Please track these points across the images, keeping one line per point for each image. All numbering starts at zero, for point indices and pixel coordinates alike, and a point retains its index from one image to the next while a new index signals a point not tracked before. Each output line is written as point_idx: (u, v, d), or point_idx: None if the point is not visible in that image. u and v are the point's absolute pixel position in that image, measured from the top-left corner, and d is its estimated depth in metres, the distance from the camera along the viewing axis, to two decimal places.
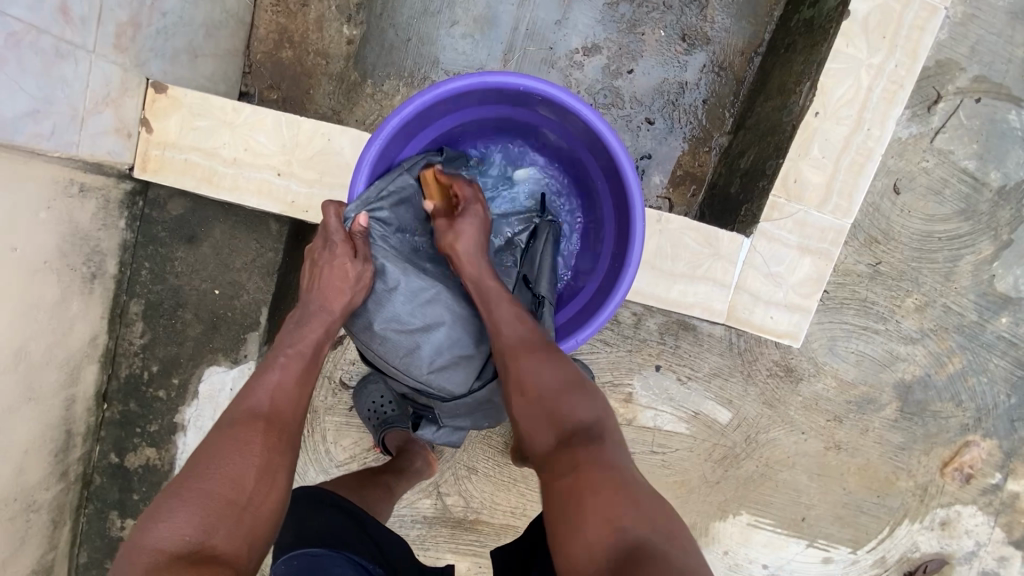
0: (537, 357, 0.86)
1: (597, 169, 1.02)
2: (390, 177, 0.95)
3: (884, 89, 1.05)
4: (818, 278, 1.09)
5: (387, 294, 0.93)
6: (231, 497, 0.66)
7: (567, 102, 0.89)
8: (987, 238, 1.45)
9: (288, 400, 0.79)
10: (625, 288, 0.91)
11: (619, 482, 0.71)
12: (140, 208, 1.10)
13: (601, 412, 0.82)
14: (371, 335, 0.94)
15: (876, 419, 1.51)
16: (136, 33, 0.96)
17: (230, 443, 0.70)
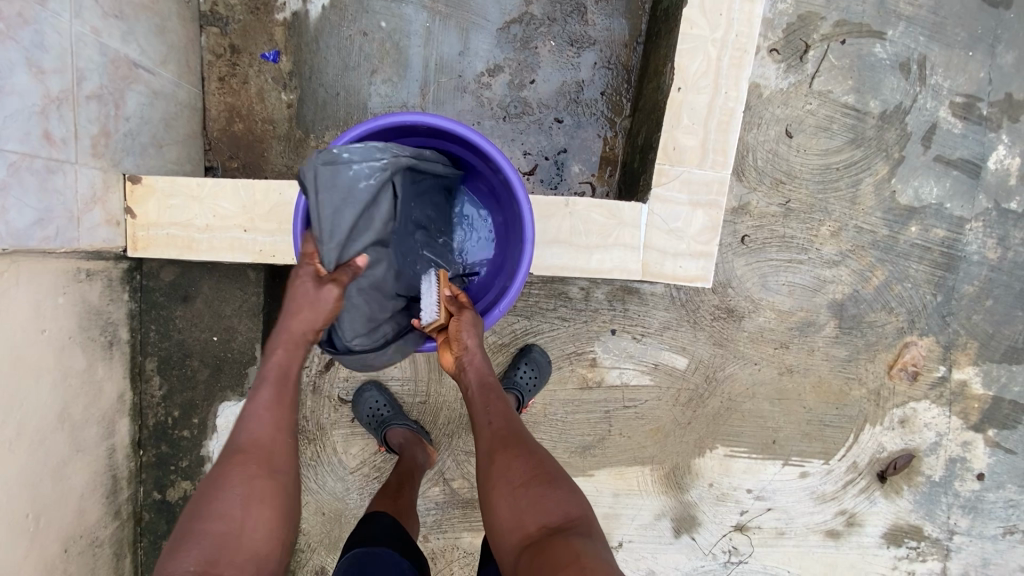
0: (521, 452, 1.01)
1: (494, 176, 1.21)
2: (416, 156, 1.10)
3: (732, 57, 1.23)
4: (713, 225, 1.27)
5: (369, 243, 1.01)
6: (229, 536, 0.79)
7: (445, 126, 1.08)
8: (880, 159, 1.61)
9: (263, 429, 0.88)
10: (525, 266, 1.08)
11: (611, 569, 0.83)
12: (138, 280, 1.31)
13: (581, 506, 0.95)
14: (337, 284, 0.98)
15: (819, 338, 1.67)
16: (108, 140, 1.17)
17: (225, 488, 0.82)
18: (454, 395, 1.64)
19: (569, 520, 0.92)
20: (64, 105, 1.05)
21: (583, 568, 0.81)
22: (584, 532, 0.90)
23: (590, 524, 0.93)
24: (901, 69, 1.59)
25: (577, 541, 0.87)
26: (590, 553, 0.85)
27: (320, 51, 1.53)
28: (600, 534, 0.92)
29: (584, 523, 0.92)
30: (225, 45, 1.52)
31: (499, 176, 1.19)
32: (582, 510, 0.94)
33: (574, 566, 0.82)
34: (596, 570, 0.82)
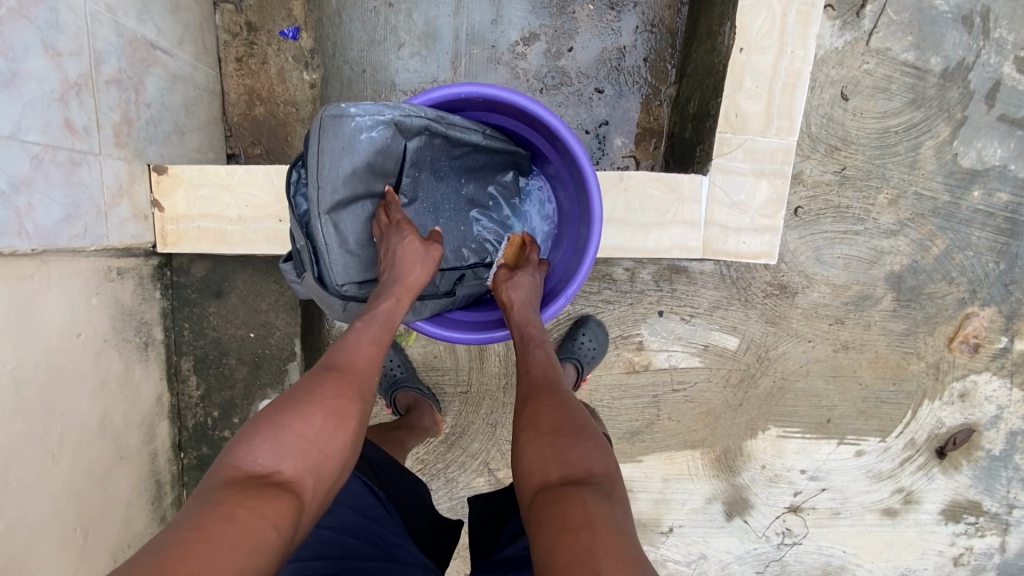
0: (552, 397, 0.91)
1: (555, 153, 1.14)
2: (444, 115, 0.99)
3: (798, 12, 1.13)
4: (779, 196, 1.19)
5: (360, 200, 0.97)
6: (306, 440, 0.74)
7: (507, 98, 1.01)
8: (942, 120, 1.51)
9: (364, 359, 0.86)
10: (594, 248, 1.05)
11: (632, 556, 0.68)
12: (169, 277, 1.24)
13: (609, 470, 0.81)
14: (328, 244, 0.96)
15: (876, 312, 1.59)
16: (130, 128, 1.09)
17: (313, 392, 0.79)
18: (496, 384, 1.57)
19: (591, 476, 0.79)
20: (85, 91, 0.97)
21: (596, 534, 0.69)
22: (610, 493, 0.77)
23: (617, 486, 0.80)
24: (964, 23, 1.48)
25: (595, 498, 0.75)
26: (610, 518, 0.72)
27: (343, 26, 1.43)
28: (625, 498, 0.79)
29: (609, 483, 0.79)
30: (241, 23, 1.43)
31: (561, 153, 1.12)
32: (609, 468, 0.81)
33: (587, 530, 0.69)
34: (610, 540, 0.69)
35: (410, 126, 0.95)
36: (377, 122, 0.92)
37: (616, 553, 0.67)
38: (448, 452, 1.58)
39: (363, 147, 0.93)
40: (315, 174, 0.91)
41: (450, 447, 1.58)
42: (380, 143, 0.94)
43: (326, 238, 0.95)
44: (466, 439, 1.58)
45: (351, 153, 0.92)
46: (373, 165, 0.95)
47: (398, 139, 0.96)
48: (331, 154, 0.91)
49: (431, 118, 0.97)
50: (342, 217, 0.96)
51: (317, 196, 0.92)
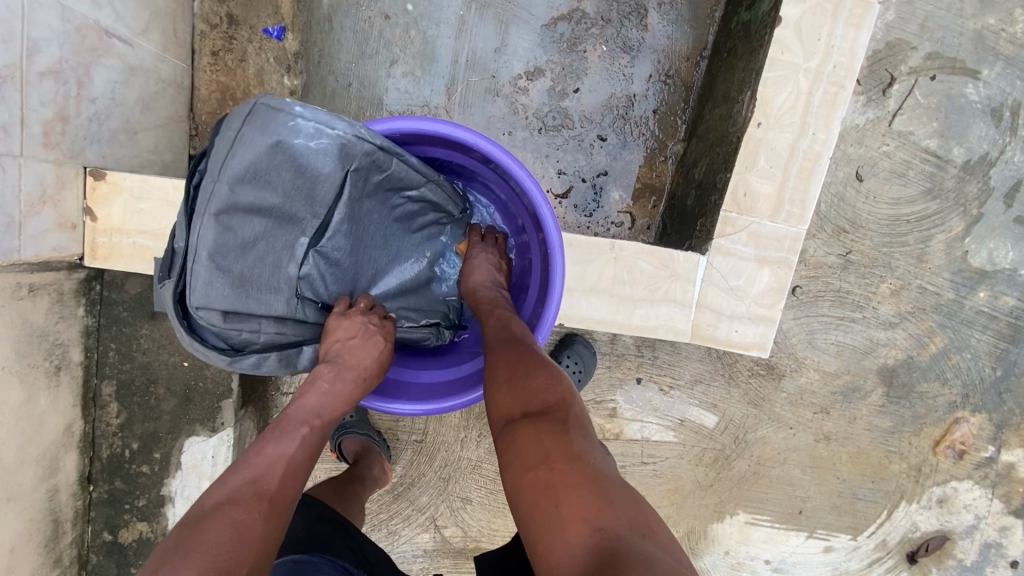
0: (513, 345, 0.87)
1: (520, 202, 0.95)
2: (395, 149, 0.79)
3: (825, 92, 1.03)
4: (779, 287, 1.09)
5: (263, 210, 0.70)
6: None
7: (462, 139, 0.80)
8: (956, 214, 1.42)
9: (298, 477, 0.71)
10: (559, 278, 0.87)
11: (592, 474, 0.69)
12: (97, 292, 1.11)
13: (565, 394, 0.79)
14: (196, 245, 0.66)
15: (863, 405, 1.51)
16: (65, 126, 0.96)
17: (221, 531, 0.61)
18: (454, 437, 1.46)
19: (549, 408, 0.77)
20: (9, 84, 0.84)
21: (566, 473, 0.69)
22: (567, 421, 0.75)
23: (574, 409, 0.77)
24: (993, 116, 1.38)
25: (553, 433, 0.73)
26: (568, 450, 0.71)
27: (333, 32, 1.31)
28: (587, 422, 0.77)
29: (568, 410, 0.76)
30: (221, 14, 1.29)
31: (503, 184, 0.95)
32: (563, 397, 0.78)
33: (553, 477, 0.69)
34: (573, 474, 0.68)
35: (357, 150, 0.74)
36: (323, 133, 0.70)
37: (577, 484, 0.67)
38: (394, 502, 1.46)
39: (295, 155, 0.70)
40: (218, 163, 0.66)
41: (396, 497, 1.46)
42: (317, 156, 0.71)
43: (201, 244, 0.66)
44: (415, 491, 1.46)
45: (273, 154, 0.68)
46: (302, 177, 0.71)
47: (339, 161, 0.73)
48: (253, 150, 0.66)
49: (384, 146, 0.77)
50: (229, 223, 0.68)
51: (215, 189, 0.66)
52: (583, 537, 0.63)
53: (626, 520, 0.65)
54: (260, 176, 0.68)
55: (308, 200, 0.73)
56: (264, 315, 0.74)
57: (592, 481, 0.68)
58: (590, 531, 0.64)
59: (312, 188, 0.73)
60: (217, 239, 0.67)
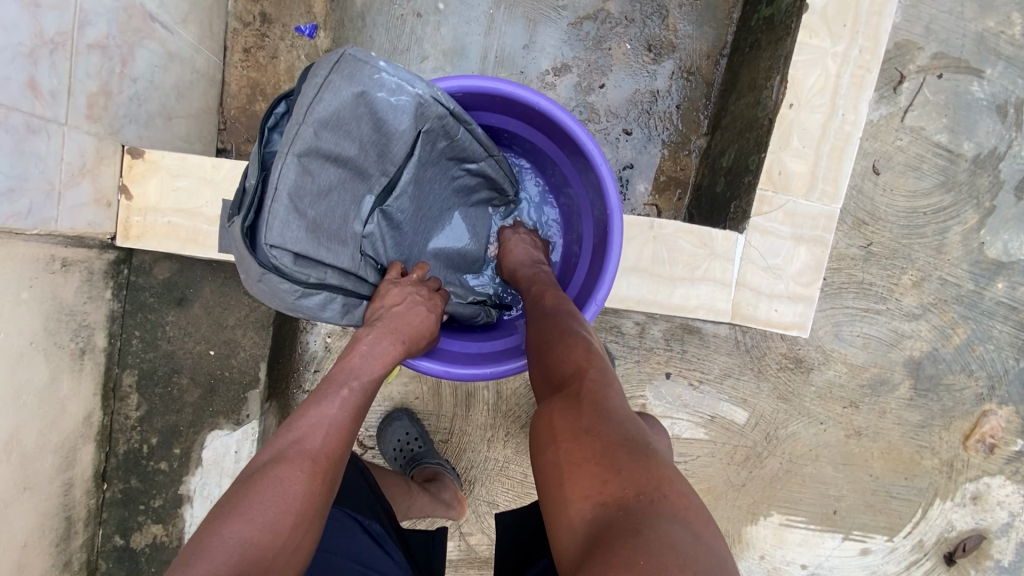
0: (540, 321, 0.86)
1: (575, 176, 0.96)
2: (465, 116, 0.82)
3: (853, 75, 1.07)
4: (817, 266, 1.10)
5: (340, 159, 0.72)
6: (265, 545, 0.59)
7: (529, 100, 0.84)
8: (970, 207, 1.46)
9: (343, 439, 0.69)
10: (620, 234, 0.88)
11: (602, 446, 0.64)
12: (125, 276, 1.07)
13: (583, 363, 0.75)
14: (280, 187, 0.66)
15: (892, 399, 1.50)
16: (108, 102, 0.95)
17: (265, 494, 0.61)
18: (481, 436, 1.41)
19: (567, 380, 0.74)
20: (60, 51, 0.84)
21: (574, 447, 0.66)
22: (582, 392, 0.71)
23: (591, 378, 0.73)
24: (999, 112, 1.44)
25: (566, 406, 0.70)
26: (581, 423, 0.67)
27: (365, 30, 1.34)
28: (612, 390, 0.72)
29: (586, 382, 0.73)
30: (255, 12, 1.32)
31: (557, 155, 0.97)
32: (583, 366, 0.75)
33: (563, 453, 0.66)
34: (581, 446, 0.65)
35: (433, 111, 0.77)
36: (405, 91, 0.73)
37: (586, 457, 0.64)
38: None
39: (375, 107, 0.72)
40: (304, 105, 0.66)
41: None
42: (395, 112, 0.74)
43: (284, 182, 0.66)
44: None
45: (356, 105, 0.70)
46: (379, 131, 0.74)
47: (414, 120, 0.76)
48: (337, 95, 0.68)
49: (456, 112, 0.79)
50: (311, 169, 0.69)
51: (300, 129, 0.66)
52: (583, 513, 0.60)
53: (638, 491, 0.60)
54: (341, 123, 0.70)
55: (380, 155, 0.77)
56: (332, 264, 0.74)
57: (603, 452, 0.63)
58: (592, 507, 0.60)
59: (385, 143, 0.76)
60: (297, 180, 0.68)
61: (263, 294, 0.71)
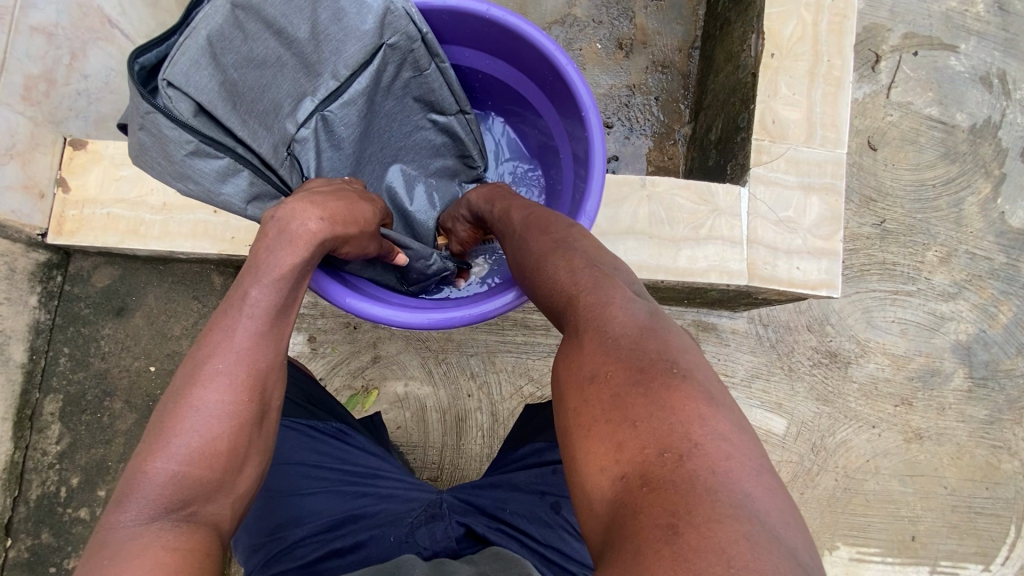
0: (526, 245, 0.70)
1: (545, 101, 0.92)
2: (438, 52, 0.86)
3: (831, 22, 1.04)
4: (833, 216, 0.99)
5: (281, 34, 0.74)
6: (197, 467, 0.51)
7: (477, 12, 0.80)
8: (980, 176, 1.38)
9: (275, 338, 0.58)
10: (598, 136, 0.79)
11: (613, 393, 0.47)
12: (58, 285, 0.95)
13: (574, 289, 0.58)
14: (209, 16, 0.68)
15: (948, 392, 1.30)
16: (50, 89, 0.90)
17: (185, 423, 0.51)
18: (477, 469, 1.19)
19: (568, 305, 0.58)
20: None
21: (582, 401, 0.49)
22: (584, 315, 0.55)
23: (584, 302, 0.56)
24: (983, 83, 1.42)
25: (567, 347, 0.54)
26: (581, 374, 0.50)
27: None
28: (622, 307, 0.54)
29: (595, 310, 0.54)
30: None
31: (534, 88, 0.92)
32: (574, 291, 0.58)
33: (573, 408, 0.49)
34: (589, 395, 0.48)
35: (395, 24, 0.80)
36: None
37: (599, 413, 0.46)
38: None
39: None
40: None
41: None
42: (353, 6, 0.77)
43: (207, 22, 0.67)
44: None
45: None
46: (331, 21, 0.77)
47: (378, 25, 0.79)
48: None
49: (428, 39, 0.83)
50: (246, 25, 0.71)
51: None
52: (605, 480, 0.44)
53: (665, 450, 0.42)
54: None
55: (332, 52, 0.79)
56: (241, 137, 0.73)
57: (614, 402, 0.46)
58: (611, 482, 0.43)
59: (339, 40, 0.78)
60: (224, 26, 0.69)
61: (142, 145, 0.67)
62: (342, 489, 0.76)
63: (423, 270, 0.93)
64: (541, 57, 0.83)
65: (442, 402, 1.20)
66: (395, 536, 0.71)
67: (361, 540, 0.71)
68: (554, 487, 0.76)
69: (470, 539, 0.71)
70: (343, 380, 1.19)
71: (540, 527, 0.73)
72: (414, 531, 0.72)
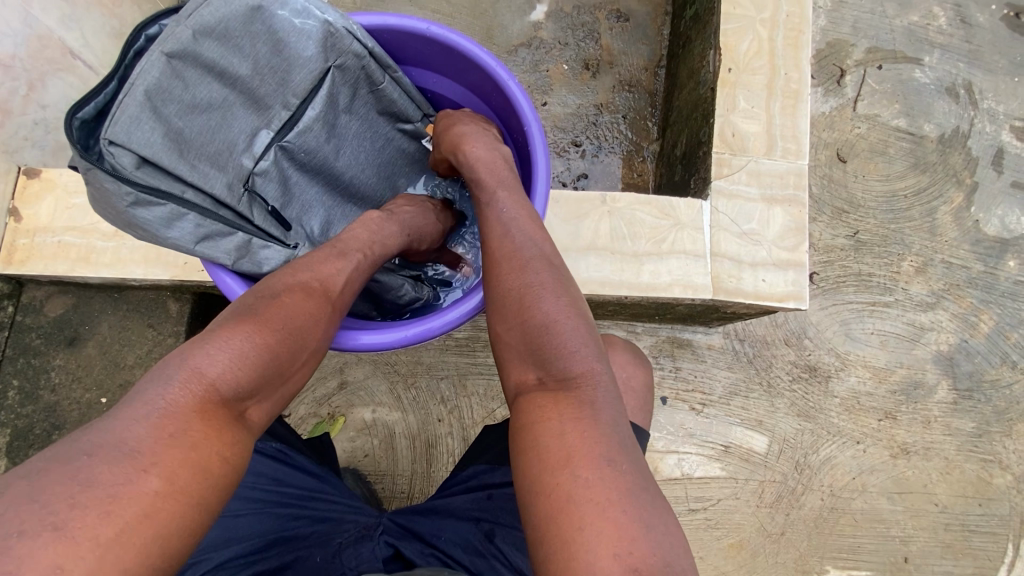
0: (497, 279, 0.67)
1: (495, 117, 0.91)
2: (389, 63, 0.85)
3: (786, 37, 1.05)
4: (798, 226, 0.98)
5: (224, 73, 0.73)
6: (287, 357, 0.57)
7: (419, 30, 0.80)
8: (952, 186, 1.38)
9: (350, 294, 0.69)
10: (542, 149, 0.78)
11: (611, 477, 0.48)
12: (9, 315, 0.94)
13: (571, 348, 0.57)
14: (147, 69, 0.66)
15: (933, 405, 1.27)
16: (5, 118, 0.90)
17: (259, 328, 0.54)
18: None
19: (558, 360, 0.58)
20: None
21: (550, 469, 0.49)
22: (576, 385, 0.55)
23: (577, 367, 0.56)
24: (950, 94, 1.42)
25: (564, 412, 0.53)
26: (582, 451, 0.50)
27: None
28: (606, 385, 0.56)
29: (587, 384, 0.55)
30: None
31: (485, 106, 0.91)
32: (568, 348, 0.57)
33: (538, 474, 0.50)
34: (591, 479, 0.48)
35: (341, 44, 0.79)
36: (311, 16, 0.76)
37: (599, 502, 0.46)
38: None
39: (275, 26, 0.74)
40: (190, 10, 0.68)
41: None
42: (297, 35, 0.76)
43: (144, 77, 0.66)
44: None
45: (253, 19, 0.72)
46: (274, 52, 0.76)
47: (321, 49, 0.78)
48: (229, 3, 0.70)
49: (376, 53, 0.83)
50: (184, 72, 0.69)
51: (176, 30, 0.67)
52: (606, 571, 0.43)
53: (624, 505, 0.46)
54: (230, 36, 0.71)
55: (279, 82, 0.78)
56: (191, 181, 0.71)
57: (614, 491, 0.47)
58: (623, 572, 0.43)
59: (283, 71, 0.77)
60: (162, 79, 0.67)
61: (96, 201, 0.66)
62: (274, 513, 0.72)
63: (396, 299, 0.91)
64: (484, 72, 0.82)
65: (411, 427, 1.17)
66: (321, 556, 0.69)
67: (285, 562, 0.68)
68: (489, 513, 0.71)
69: (398, 560, 0.70)
70: (309, 408, 1.17)
71: (472, 556, 0.69)
72: (340, 551, 0.69)
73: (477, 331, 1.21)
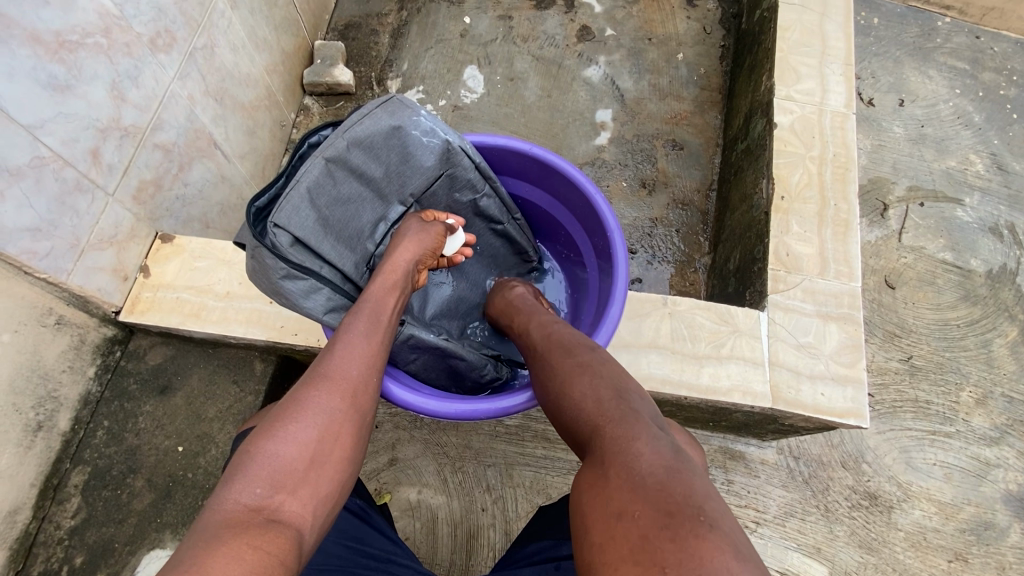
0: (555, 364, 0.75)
1: (575, 221, 1.03)
2: (490, 174, 0.98)
3: (834, 172, 1.16)
4: (854, 343, 1.01)
5: (363, 174, 0.88)
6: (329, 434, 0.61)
7: (523, 150, 0.95)
8: (1004, 319, 1.40)
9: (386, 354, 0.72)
10: (623, 253, 0.88)
11: (624, 528, 0.49)
12: (116, 359, 1.03)
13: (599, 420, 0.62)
14: (310, 171, 0.82)
15: (1008, 551, 1.18)
16: (156, 192, 1.05)
17: (297, 423, 0.60)
18: None
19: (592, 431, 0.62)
20: (129, 138, 0.98)
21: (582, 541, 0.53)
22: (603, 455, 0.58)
23: (604, 434, 0.60)
24: (993, 233, 1.49)
25: (591, 480, 0.57)
26: (607, 511, 0.52)
27: None
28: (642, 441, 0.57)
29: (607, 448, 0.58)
30: None
31: (567, 211, 1.03)
32: (598, 420, 0.63)
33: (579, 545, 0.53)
34: (607, 535, 0.50)
35: (455, 159, 0.93)
36: (436, 135, 0.90)
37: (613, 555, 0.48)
38: None
39: (407, 142, 0.89)
40: (346, 127, 0.85)
41: None
42: (422, 149, 0.91)
43: (307, 176, 0.81)
44: None
45: (391, 135, 0.88)
46: (402, 160, 0.90)
47: (438, 160, 0.92)
48: (376, 122, 0.86)
49: (482, 167, 0.96)
50: (335, 172, 0.85)
51: (335, 141, 0.83)
52: None
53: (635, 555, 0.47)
54: (372, 147, 0.87)
55: (401, 184, 0.93)
56: (328, 259, 0.84)
57: (627, 541, 0.48)
58: None
59: (407, 175, 0.92)
60: (319, 179, 0.83)
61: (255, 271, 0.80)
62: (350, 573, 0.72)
63: (478, 379, 0.98)
64: (574, 186, 0.95)
65: (455, 513, 1.16)
66: None
67: None
68: None
69: None
70: None
71: None
72: None
73: (528, 420, 1.23)
